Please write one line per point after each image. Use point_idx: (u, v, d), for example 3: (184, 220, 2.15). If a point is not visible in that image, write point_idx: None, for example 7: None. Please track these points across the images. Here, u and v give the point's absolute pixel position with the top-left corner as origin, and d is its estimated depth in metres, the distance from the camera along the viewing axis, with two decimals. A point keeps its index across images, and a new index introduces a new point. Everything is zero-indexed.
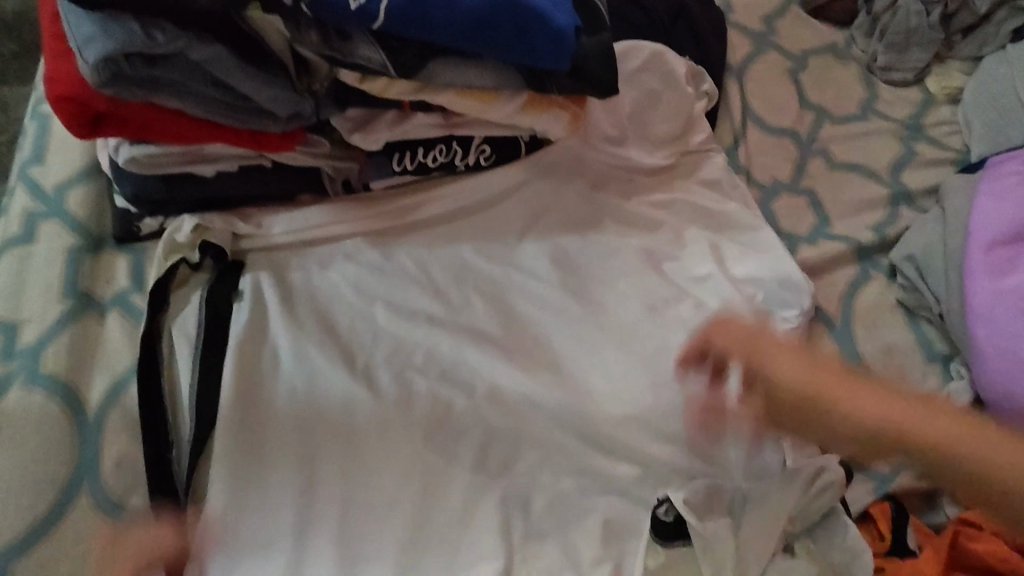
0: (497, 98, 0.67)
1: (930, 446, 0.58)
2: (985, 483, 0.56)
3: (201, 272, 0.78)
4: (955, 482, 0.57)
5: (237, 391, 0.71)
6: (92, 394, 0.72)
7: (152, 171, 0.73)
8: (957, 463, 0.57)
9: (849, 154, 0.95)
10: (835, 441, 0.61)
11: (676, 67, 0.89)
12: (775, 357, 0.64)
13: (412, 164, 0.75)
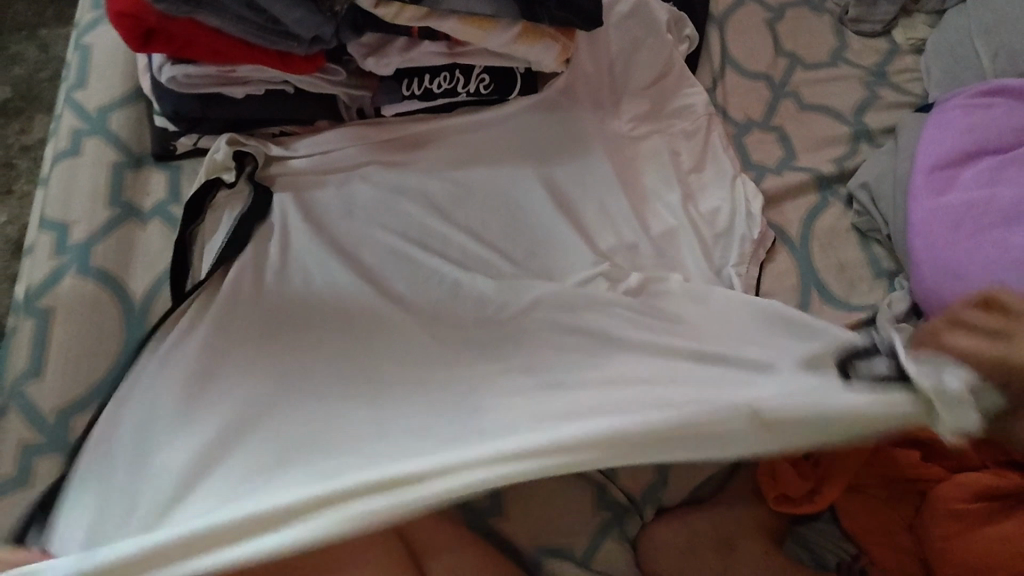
0: (494, 27, 0.77)
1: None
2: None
3: (236, 193, 0.86)
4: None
5: (273, 287, 0.80)
6: (137, 286, 0.82)
7: (189, 91, 0.81)
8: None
9: (817, 97, 1.04)
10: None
11: (661, 13, 0.97)
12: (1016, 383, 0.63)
13: (419, 90, 0.85)
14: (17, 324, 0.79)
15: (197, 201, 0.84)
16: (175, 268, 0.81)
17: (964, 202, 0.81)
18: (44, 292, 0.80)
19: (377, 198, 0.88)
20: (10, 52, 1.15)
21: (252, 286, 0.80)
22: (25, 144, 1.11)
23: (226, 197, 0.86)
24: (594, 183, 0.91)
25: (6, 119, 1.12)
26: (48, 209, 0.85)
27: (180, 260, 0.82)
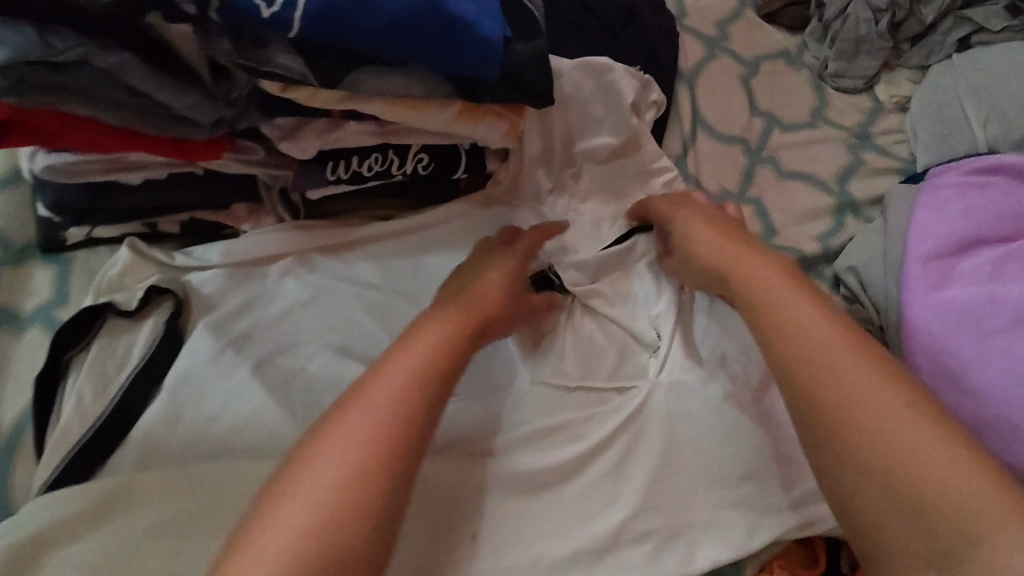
0: (429, 108, 0.65)
1: (852, 411, 0.55)
2: (808, 374, 0.59)
3: (131, 322, 0.73)
4: (828, 412, 0.56)
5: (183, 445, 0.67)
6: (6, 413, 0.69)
7: (71, 181, 0.69)
8: (841, 399, 0.56)
9: (796, 162, 0.95)
10: (804, 410, 0.58)
11: (624, 85, 0.86)
12: (834, 350, 0.59)
13: (346, 173, 0.72)
14: None
15: (78, 326, 0.71)
16: (40, 406, 0.68)
17: (965, 299, 0.72)
18: None
19: (306, 317, 0.76)
20: None
21: (142, 436, 0.67)
22: None
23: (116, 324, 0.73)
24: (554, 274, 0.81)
25: None
26: None
27: (46, 396, 0.68)
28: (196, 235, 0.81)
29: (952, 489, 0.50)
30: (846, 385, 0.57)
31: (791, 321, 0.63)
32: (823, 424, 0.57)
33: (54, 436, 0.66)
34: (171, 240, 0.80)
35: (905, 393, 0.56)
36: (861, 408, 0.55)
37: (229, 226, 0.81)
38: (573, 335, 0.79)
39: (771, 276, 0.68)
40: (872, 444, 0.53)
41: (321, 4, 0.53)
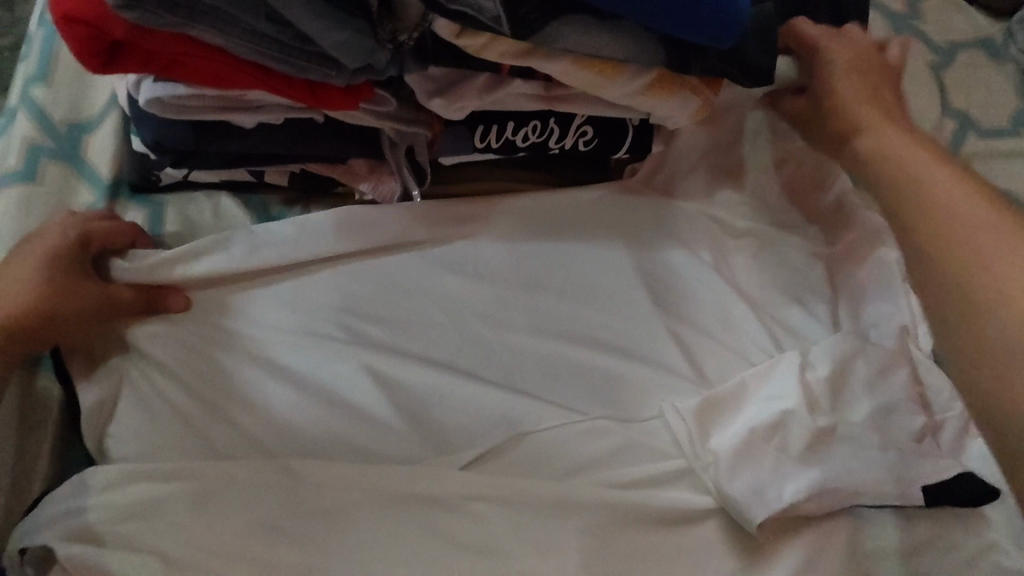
0: (619, 77, 0.54)
1: (940, 213, 0.50)
2: (914, 230, 0.51)
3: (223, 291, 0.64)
4: (930, 234, 0.50)
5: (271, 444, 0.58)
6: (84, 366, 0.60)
7: (177, 117, 0.59)
8: (941, 211, 0.51)
9: (992, 175, 0.81)
10: (914, 240, 0.51)
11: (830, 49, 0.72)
12: (928, 167, 0.55)
13: (497, 141, 0.61)
14: None
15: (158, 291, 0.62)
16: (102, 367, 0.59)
17: None
18: None
19: (413, 300, 0.65)
20: None
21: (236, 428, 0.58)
22: None
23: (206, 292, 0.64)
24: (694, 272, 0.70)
25: None
26: None
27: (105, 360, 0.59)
28: (305, 189, 0.71)
29: (1003, 277, 0.46)
30: (945, 208, 0.51)
31: (931, 184, 0.53)
32: (909, 225, 0.52)
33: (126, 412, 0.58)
34: (276, 191, 0.70)
35: (984, 196, 0.51)
36: (957, 197, 0.51)
37: (343, 185, 0.70)
38: (721, 346, 0.67)
39: (943, 174, 0.54)
40: (933, 200, 0.52)
41: None
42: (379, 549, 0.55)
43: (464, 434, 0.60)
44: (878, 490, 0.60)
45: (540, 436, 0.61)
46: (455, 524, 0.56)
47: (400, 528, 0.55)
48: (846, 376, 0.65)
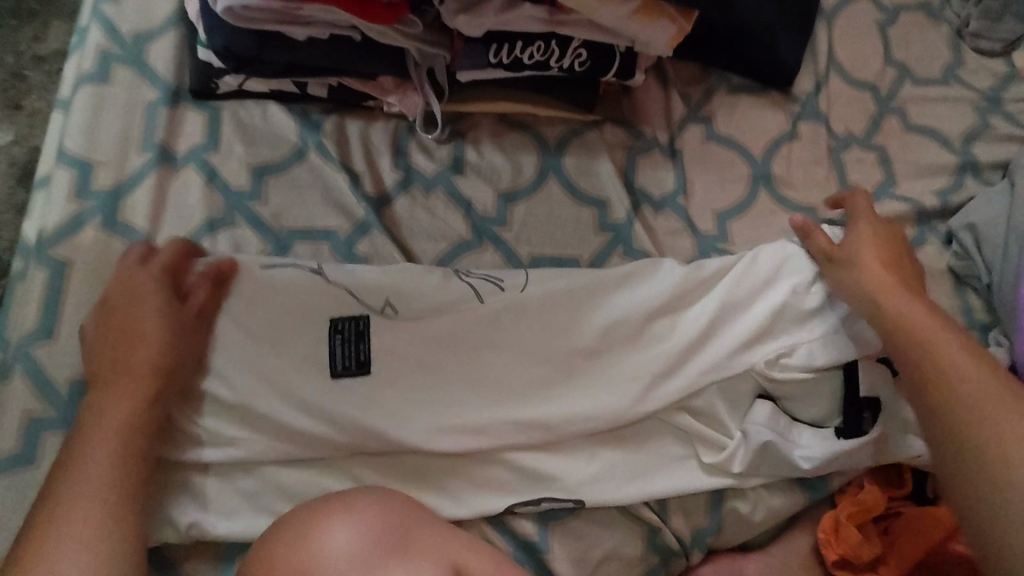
0: (611, 0, 0.67)
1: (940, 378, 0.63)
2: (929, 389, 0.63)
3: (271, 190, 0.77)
4: (920, 376, 0.64)
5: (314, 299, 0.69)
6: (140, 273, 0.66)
7: (242, 26, 0.70)
8: (927, 354, 0.65)
9: (923, 118, 0.95)
10: (921, 363, 0.65)
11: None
12: (952, 356, 0.64)
13: (508, 58, 0.74)
14: (27, 272, 0.69)
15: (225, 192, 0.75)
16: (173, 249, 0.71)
17: None
18: (61, 240, 0.70)
19: (433, 198, 0.79)
20: None
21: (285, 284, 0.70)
22: (38, 53, 0.97)
23: (267, 186, 0.77)
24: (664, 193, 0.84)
25: (17, 21, 0.98)
26: (67, 142, 0.74)
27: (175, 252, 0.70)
28: (340, 102, 0.82)
29: (969, 406, 0.60)
30: (954, 368, 0.63)
31: (926, 358, 0.65)
32: (923, 373, 0.64)
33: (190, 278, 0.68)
34: (315, 103, 0.81)
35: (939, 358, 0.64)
36: (939, 371, 0.63)
37: (373, 98, 0.81)
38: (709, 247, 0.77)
39: (943, 343, 0.65)
40: (949, 383, 0.62)
41: None
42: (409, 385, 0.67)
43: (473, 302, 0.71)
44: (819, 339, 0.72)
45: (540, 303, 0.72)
46: (467, 372, 0.68)
47: (424, 375, 0.68)
48: (800, 252, 0.76)
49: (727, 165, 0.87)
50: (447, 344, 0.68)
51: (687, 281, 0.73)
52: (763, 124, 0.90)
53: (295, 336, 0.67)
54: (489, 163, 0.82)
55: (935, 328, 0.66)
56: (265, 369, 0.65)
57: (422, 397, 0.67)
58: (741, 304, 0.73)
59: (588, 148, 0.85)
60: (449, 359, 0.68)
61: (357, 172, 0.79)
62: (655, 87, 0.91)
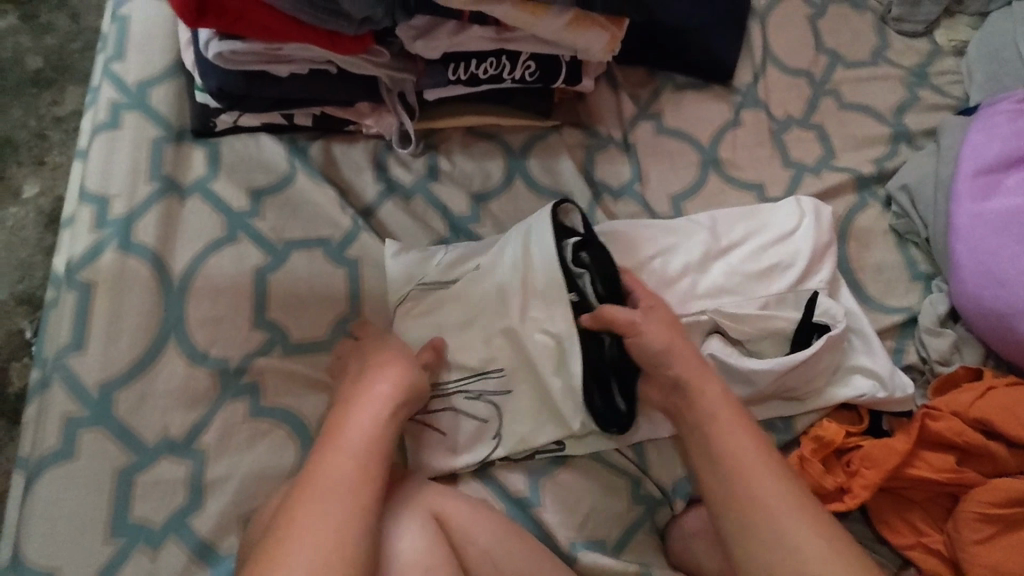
0: (545, 15, 0.78)
1: (781, 544, 0.58)
2: (735, 498, 0.62)
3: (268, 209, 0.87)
4: (763, 550, 0.58)
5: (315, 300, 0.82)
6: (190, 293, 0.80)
7: (234, 69, 0.81)
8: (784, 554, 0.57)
9: (857, 96, 1.03)
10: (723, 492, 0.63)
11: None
12: (785, 505, 0.59)
13: (465, 75, 0.85)
14: (59, 297, 0.78)
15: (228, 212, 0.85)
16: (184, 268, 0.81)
17: (1009, 208, 0.80)
18: (86, 266, 0.79)
19: (414, 206, 0.89)
20: (43, 22, 1.14)
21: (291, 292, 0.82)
22: (58, 115, 1.09)
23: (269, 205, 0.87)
24: (621, 184, 0.93)
25: (38, 89, 1.10)
26: (87, 182, 0.84)
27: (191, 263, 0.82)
28: (324, 129, 0.92)
29: (775, 515, 0.59)
30: (789, 549, 0.57)
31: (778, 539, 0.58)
32: (724, 488, 0.63)
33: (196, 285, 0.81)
34: (303, 132, 0.92)
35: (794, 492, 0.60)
36: (785, 517, 0.59)
37: (352, 123, 0.92)
38: (660, 227, 0.86)
39: (773, 483, 0.61)
40: (782, 546, 0.57)
41: None
42: None
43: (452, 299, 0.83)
44: (754, 289, 0.83)
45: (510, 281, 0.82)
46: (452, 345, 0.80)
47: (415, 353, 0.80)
48: (738, 220, 0.87)
49: (677, 154, 0.96)
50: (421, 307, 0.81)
51: (638, 253, 0.84)
52: (708, 115, 1.00)
53: (299, 326, 0.81)
54: (461, 169, 0.92)
55: (771, 476, 0.61)
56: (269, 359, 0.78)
57: None
58: (698, 266, 0.84)
59: (549, 150, 0.94)
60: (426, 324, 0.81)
61: (344, 188, 0.89)
62: (606, 92, 1.00)
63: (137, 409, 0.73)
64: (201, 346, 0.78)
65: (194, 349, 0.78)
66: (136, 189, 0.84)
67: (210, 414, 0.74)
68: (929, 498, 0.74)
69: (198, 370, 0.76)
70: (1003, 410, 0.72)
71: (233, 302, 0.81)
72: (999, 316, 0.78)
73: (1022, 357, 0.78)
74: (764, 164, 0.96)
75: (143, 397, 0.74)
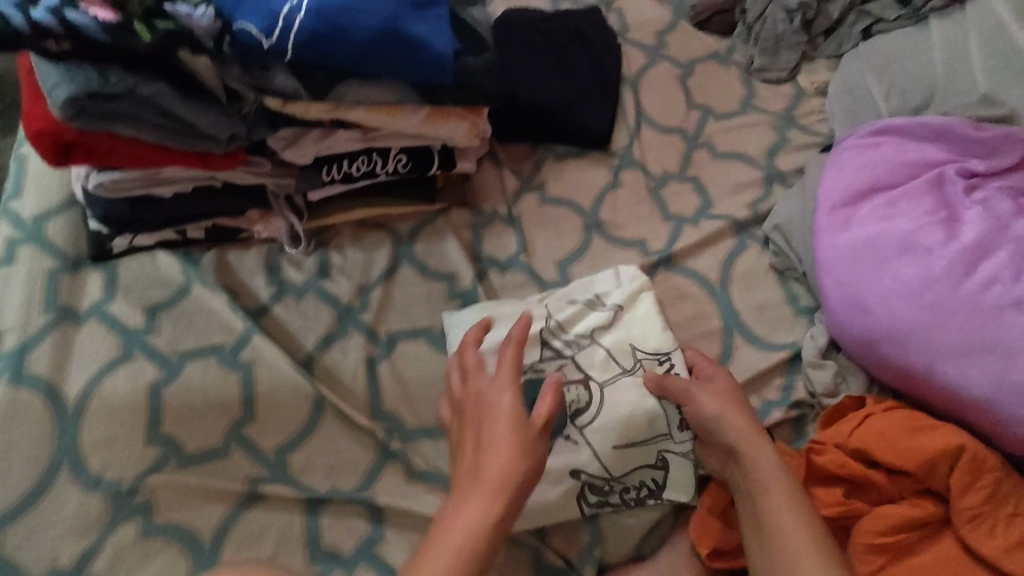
0: (402, 113, 0.83)
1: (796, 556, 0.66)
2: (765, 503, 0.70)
3: (163, 323, 0.89)
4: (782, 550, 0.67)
5: (209, 409, 0.83)
6: (82, 419, 0.81)
7: (116, 196, 0.86)
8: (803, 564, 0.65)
9: (728, 145, 1.09)
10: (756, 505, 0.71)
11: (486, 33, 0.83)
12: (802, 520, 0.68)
13: (339, 175, 0.89)
14: None
15: (124, 331, 0.88)
16: (77, 393, 0.83)
17: (865, 237, 0.82)
18: None
19: (305, 303, 0.91)
20: None
21: (184, 404, 0.83)
22: None
23: (164, 319, 0.89)
24: (508, 257, 0.97)
25: None
26: None
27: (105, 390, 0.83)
28: (218, 240, 0.96)
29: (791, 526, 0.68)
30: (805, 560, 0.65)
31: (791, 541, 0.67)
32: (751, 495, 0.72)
33: (90, 408, 0.82)
34: (197, 244, 0.95)
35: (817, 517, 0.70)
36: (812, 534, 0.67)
37: (244, 230, 0.95)
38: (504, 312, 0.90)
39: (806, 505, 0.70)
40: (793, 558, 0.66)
41: (308, 38, 0.70)
42: (290, 464, 0.82)
43: (346, 394, 0.86)
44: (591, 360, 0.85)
45: (393, 366, 0.88)
46: (347, 441, 0.83)
47: (312, 452, 0.82)
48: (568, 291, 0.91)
49: (561, 221, 1.00)
50: (315, 409, 0.84)
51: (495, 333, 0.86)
52: (588, 180, 1.04)
53: (193, 437, 0.82)
54: (351, 261, 0.95)
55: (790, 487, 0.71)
56: (161, 477, 0.79)
57: (308, 467, 0.81)
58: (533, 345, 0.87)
59: (436, 233, 0.98)
60: (321, 424, 0.84)
61: (238, 294, 0.92)
62: (491, 170, 1.05)
63: (27, 543, 0.75)
64: (94, 470, 0.79)
65: (85, 472, 0.79)
66: (28, 320, 0.87)
67: (100, 539, 0.76)
68: (829, 536, 0.74)
69: (91, 496, 0.77)
70: (881, 437, 0.73)
71: (127, 421, 0.82)
72: (870, 344, 0.79)
73: (900, 383, 0.78)
74: (644, 220, 1.01)
75: (33, 530, 0.75)
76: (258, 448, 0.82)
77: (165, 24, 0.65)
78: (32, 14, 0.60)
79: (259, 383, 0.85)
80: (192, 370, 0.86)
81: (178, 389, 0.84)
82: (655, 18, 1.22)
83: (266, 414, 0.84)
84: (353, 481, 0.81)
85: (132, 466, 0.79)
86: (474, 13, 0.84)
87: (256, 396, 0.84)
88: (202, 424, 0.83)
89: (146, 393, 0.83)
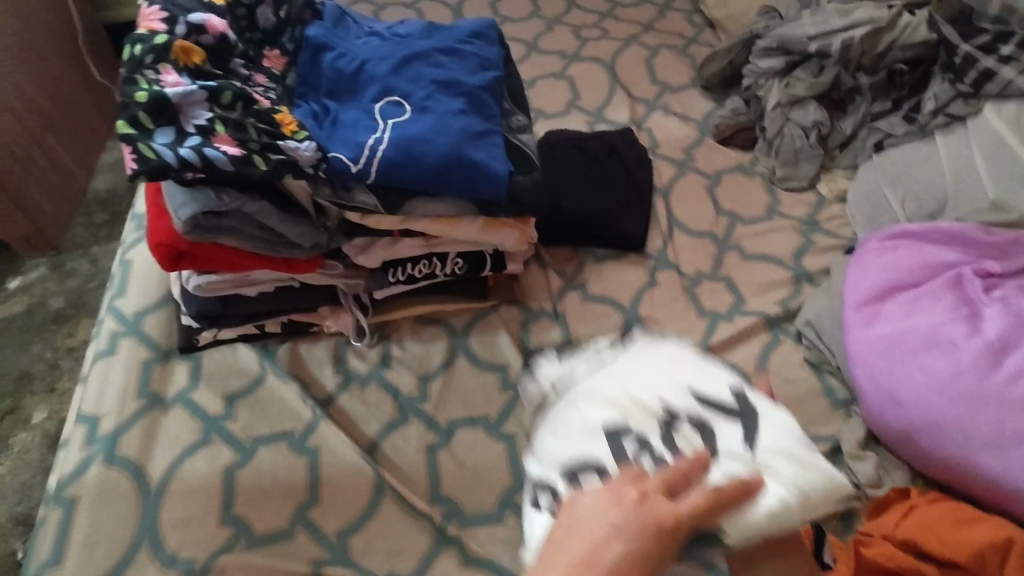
0: (461, 223, 0.94)
1: None
2: None
3: (241, 409, 0.97)
4: None
5: (279, 492, 0.89)
6: (163, 500, 0.88)
7: (210, 295, 0.98)
8: None
9: (756, 247, 1.18)
10: None
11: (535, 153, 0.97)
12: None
13: (403, 276, 1.00)
14: (46, 515, 0.87)
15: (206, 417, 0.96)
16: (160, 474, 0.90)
17: (892, 333, 0.88)
18: (73, 481, 0.89)
19: (367, 392, 0.99)
20: (67, 268, 1.41)
21: (256, 486, 0.90)
22: (70, 346, 1.31)
23: (242, 405, 0.98)
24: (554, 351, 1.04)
25: (57, 325, 1.33)
26: (82, 405, 0.97)
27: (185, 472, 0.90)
28: (291, 333, 1.06)
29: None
30: None
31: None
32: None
33: (170, 488, 0.89)
34: (272, 337, 1.05)
35: None
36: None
37: (315, 325, 1.05)
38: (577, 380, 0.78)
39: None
40: None
41: (387, 166, 0.83)
42: (350, 547, 0.86)
43: (404, 479, 0.91)
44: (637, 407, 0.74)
45: (448, 453, 0.93)
46: (404, 525, 0.87)
47: (370, 536, 0.87)
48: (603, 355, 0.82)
49: (604, 318, 1.08)
50: (375, 493, 0.89)
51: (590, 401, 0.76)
52: (626, 279, 1.13)
53: (262, 520, 0.87)
54: (410, 354, 1.03)
55: None
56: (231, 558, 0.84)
57: (366, 551, 0.85)
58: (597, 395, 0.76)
59: (488, 328, 1.06)
60: (380, 508, 0.88)
61: (308, 383, 1.01)
62: (537, 271, 1.15)
63: None
64: (171, 548, 0.85)
65: (162, 550, 0.85)
66: (123, 405, 0.96)
67: None
68: None
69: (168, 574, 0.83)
70: (930, 532, 0.74)
71: (203, 501, 0.88)
72: (906, 435, 0.83)
73: (939, 473, 0.81)
74: (680, 316, 1.08)
75: None
76: (320, 531, 0.87)
77: (278, 157, 0.78)
78: (179, 150, 0.73)
79: (324, 467, 0.91)
80: (264, 454, 0.93)
81: (250, 472, 0.91)
82: (682, 136, 1.36)
83: (331, 498, 0.89)
84: (408, 565, 0.85)
85: (205, 546, 0.85)
86: (524, 138, 0.98)
87: (321, 480, 0.90)
88: (270, 507, 0.88)
89: (222, 476, 0.90)
